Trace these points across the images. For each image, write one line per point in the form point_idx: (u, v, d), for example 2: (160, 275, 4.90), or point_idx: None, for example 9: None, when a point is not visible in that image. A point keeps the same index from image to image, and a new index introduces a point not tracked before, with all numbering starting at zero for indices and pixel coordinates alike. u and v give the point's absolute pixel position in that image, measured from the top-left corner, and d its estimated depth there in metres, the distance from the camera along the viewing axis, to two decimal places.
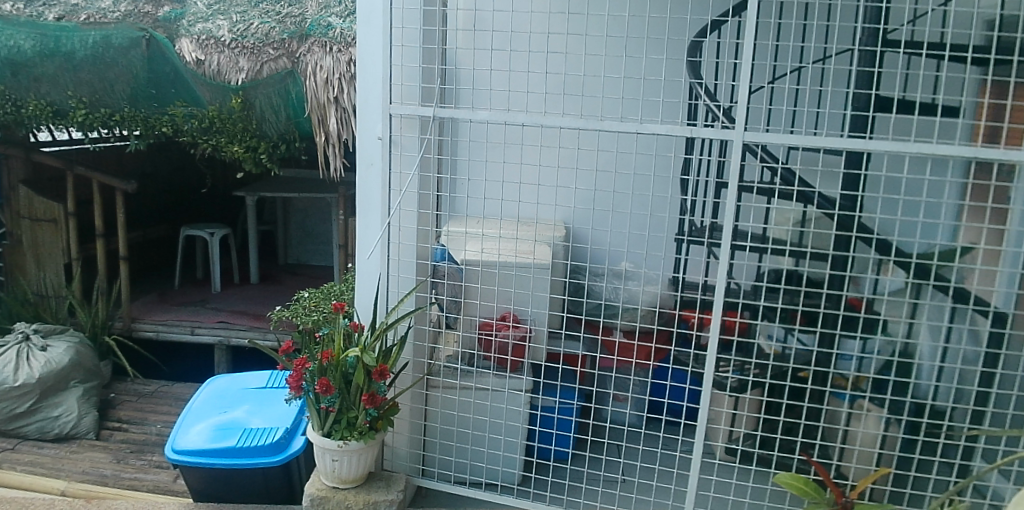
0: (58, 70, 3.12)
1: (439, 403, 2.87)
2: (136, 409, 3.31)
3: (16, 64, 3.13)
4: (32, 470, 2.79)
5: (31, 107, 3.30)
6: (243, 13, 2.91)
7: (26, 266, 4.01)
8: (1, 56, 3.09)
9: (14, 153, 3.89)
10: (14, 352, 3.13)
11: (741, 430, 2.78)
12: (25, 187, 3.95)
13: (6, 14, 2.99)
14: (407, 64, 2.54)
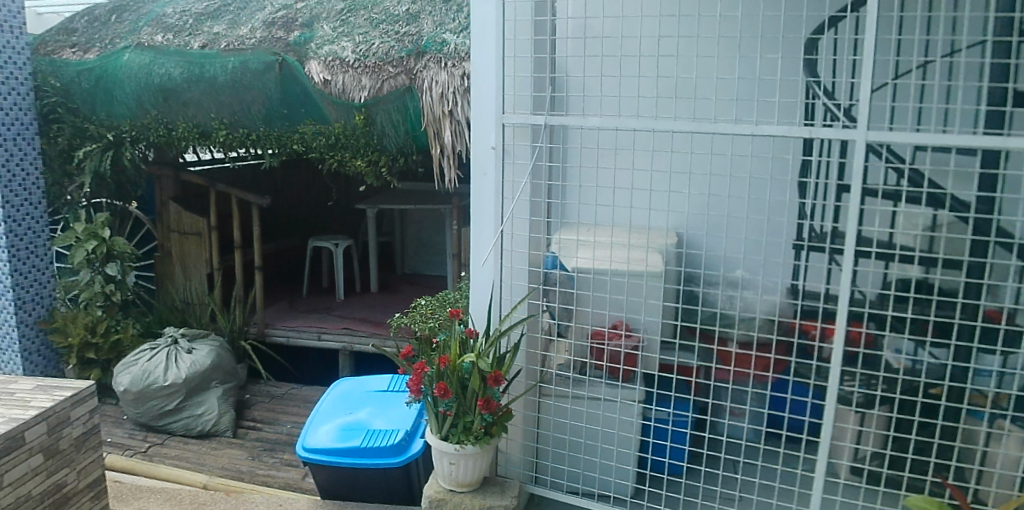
0: (203, 95, 3.37)
1: (551, 410, 2.88)
2: (267, 410, 3.52)
3: (167, 91, 3.41)
4: (178, 464, 3.02)
5: (180, 129, 3.58)
6: (365, 34, 3.11)
7: (175, 275, 4.31)
8: (155, 85, 3.39)
9: (165, 172, 4.31)
10: (165, 354, 3.36)
11: (869, 449, 2.60)
12: (174, 203, 4.31)
13: (159, 46, 3.33)
14: (520, 73, 2.65)
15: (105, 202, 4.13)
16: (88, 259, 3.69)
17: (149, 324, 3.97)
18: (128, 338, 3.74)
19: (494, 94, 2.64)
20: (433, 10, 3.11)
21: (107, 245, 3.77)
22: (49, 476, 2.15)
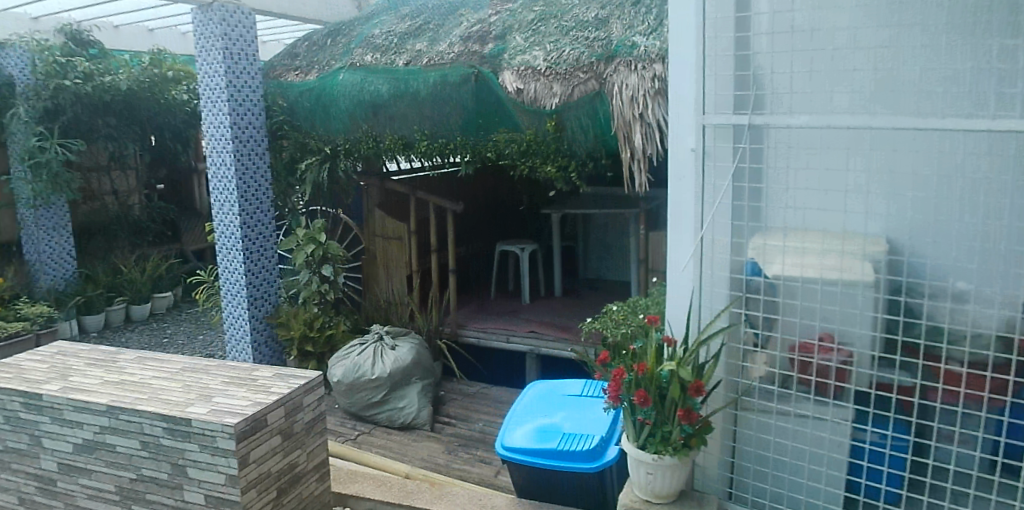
0: (406, 109, 3.55)
1: (750, 423, 2.10)
2: (464, 406, 3.48)
3: (376, 107, 3.60)
4: (383, 451, 3.10)
5: (388, 140, 3.76)
6: (556, 42, 3.16)
7: (378, 277, 4.32)
8: (365, 101, 3.60)
9: (371, 182, 4.23)
10: (372, 349, 3.38)
11: None
12: (379, 211, 4.25)
13: (368, 64, 3.56)
14: (720, 35, 1.88)
15: (326, 209, 4.24)
16: (307, 261, 3.66)
17: (360, 323, 3.93)
18: (340, 334, 3.62)
19: (694, 34, 1.94)
20: (624, 13, 3.12)
21: (324, 248, 3.67)
22: (284, 456, 2.28)
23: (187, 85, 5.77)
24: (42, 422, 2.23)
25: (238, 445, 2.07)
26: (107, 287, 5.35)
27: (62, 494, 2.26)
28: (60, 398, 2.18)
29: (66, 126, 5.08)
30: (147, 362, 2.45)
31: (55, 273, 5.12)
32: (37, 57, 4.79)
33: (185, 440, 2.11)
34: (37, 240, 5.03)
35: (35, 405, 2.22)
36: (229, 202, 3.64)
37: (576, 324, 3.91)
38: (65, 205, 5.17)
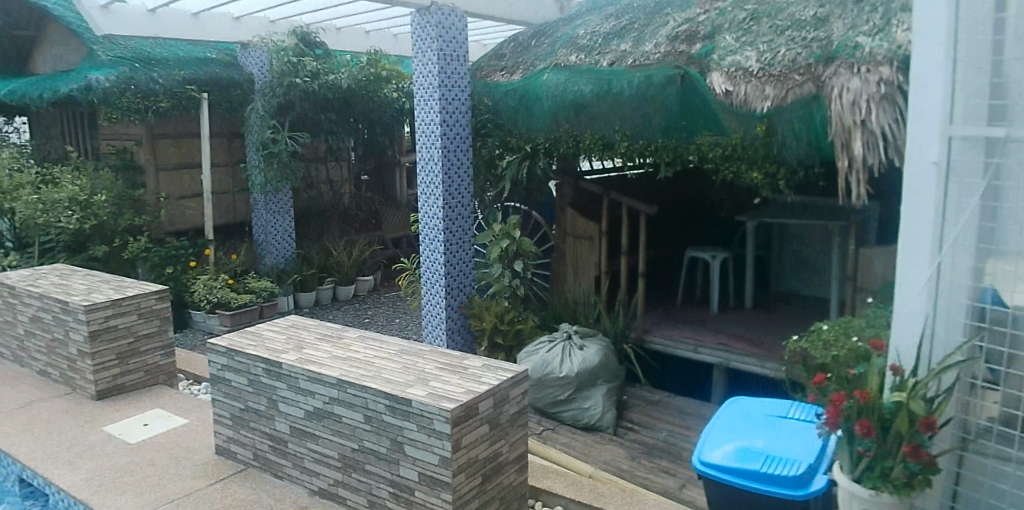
0: (609, 109, 3.55)
1: (983, 468, 1.85)
2: (645, 414, 3.42)
3: (580, 107, 3.65)
4: (567, 449, 3.06)
5: (587, 140, 3.76)
6: (771, 42, 2.96)
7: (566, 276, 4.30)
8: (568, 102, 3.65)
9: (565, 181, 4.27)
10: (561, 348, 3.36)
11: None
12: (572, 210, 4.23)
13: (572, 65, 3.65)
14: (980, 39, 1.74)
15: (519, 206, 4.61)
16: (500, 255, 3.79)
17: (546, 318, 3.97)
18: (528, 329, 3.62)
19: (940, 45, 1.82)
20: (847, 11, 2.81)
21: (517, 243, 3.77)
22: (491, 444, 2.29)
23: (398, 85, 6.01)
24: (279, 388, 2.39)
25: (453, 429, 2.07)
26: (319, 268, 5.82)
27: (291, 455, 2.42)
28: (296, 368, 2.34)
29: (294, 120, 5.59)
30: (369, 341, 2.61)
31: (277, 252, 5.69)
32: (275, 57, 5.36)
33: (406, 418, 2.15)
34: (265, 223, 5.65)
35: (275, 373, 2.40)
36: (435, 196, 3.72)
37: (772, 340, 3.59)
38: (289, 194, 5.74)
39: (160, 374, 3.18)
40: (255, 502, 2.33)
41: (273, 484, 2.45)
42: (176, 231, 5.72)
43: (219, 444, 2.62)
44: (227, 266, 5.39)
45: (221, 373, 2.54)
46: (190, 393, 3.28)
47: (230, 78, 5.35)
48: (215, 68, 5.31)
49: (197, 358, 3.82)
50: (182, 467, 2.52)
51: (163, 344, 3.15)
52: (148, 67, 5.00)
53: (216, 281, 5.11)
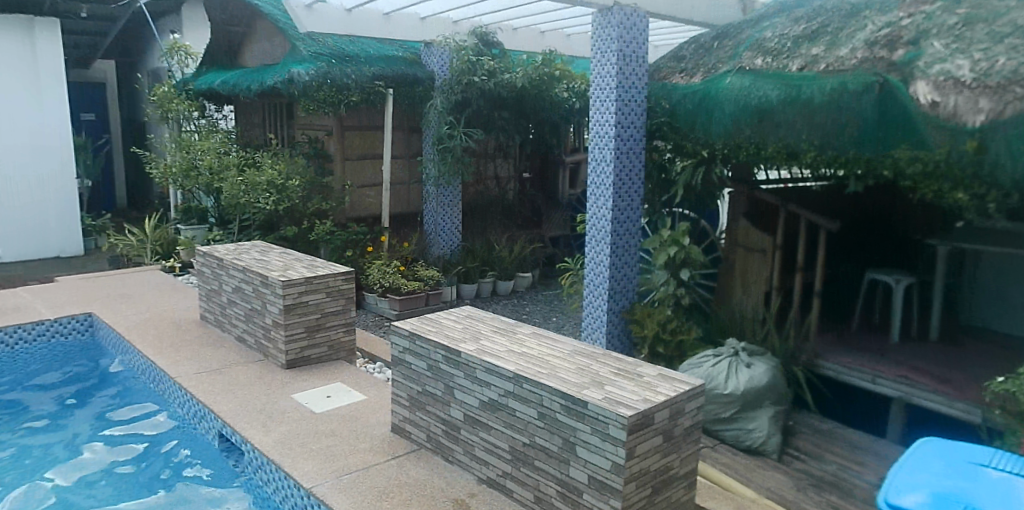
0: (796, 118, 3.37)
1: None
2: (814, 444, 3.27)
3: (762, 113, 3.45)
4: (728, 471, 2.95)
5: (771, 151, 3.64)
6: (988, 50, 2.67)
7: (734, 289, 4.18)
8: (750, 107, 3.46)
9: (740, 189, 4.24)
10: (727, 363, 3.32)
11: None
12: (745, 220, 4.15)
13: (758, 69, 3.50)
14: None
15: (685, 213, 4.40)
16: (668, 262, 3.84)
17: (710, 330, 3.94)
18: (690, 342, 3.68)
19: None
20: None
21: (685, 252, 3.83)
22: (663, 456, 2.21)
23: (568, 85, 6.36)
24: (456, 376, 2.48)
25: (629, 436, 2.00)
26: (483, 262, 6.10)
27: (463, 442, 2.50)
28: (474, 359, 2.41)
29: (469, 116, 6.02)
30: (543, 339, 2.63)
31: (446, 242, 6.15)
32: (457, 55, 5.77)
33: (580, 420, 2.11)
34: (436, 213, 6.10)
35: (453, 361, 2.49)
36: (605, 196, 3.85)
37: (965, 379, 3.35)
38: (459, 187, 6.15)
39: (341, 350, 3.60)
40: (425, 482, 2.44)
41: (444, 467, 2.55)
42: (357, 217, 6.42)
43: (394, 423, 2.79)
44: (400, 252, 5.85)
45: (402, 355, 2.68)
46: (362, 369, 3.70)
47: (414, 75, 5.81)
48: (402, 65, 5.80)
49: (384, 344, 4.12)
50: (361, 441, 2.72)
51: (346, 324, 3.58)
52: (342, 62, 5.55)
53: (388, 266, 5.57)
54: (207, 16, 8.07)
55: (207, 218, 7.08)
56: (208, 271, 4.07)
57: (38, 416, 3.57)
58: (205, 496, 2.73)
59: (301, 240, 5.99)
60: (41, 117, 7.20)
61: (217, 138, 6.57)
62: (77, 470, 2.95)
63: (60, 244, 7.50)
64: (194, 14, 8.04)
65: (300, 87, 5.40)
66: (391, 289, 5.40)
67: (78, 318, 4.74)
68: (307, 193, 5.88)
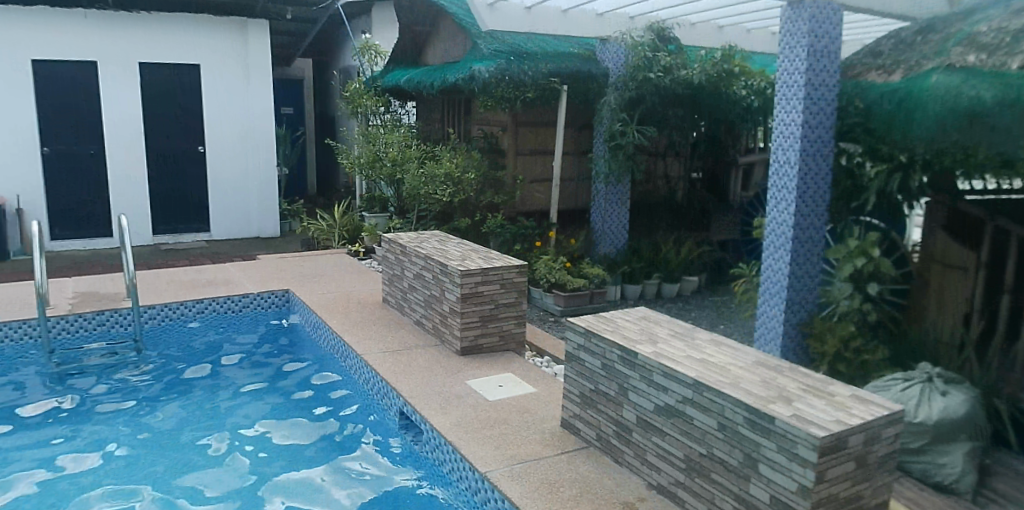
0: (1014, 122, 3.02)
1: None
2: (1015, 488, 2.92)
3: (974, 115, 3.14)
4: (910, 504, 2.73)
5: (982, 157, 3.29)
6: None
7: (925, 310, 3.99)
8: (961, 107, 3.15)
9: (942, 200, 3.98)
10: (919, 390, 3.07)
11: None
12: (944, 232, 3.99)
13: (971, 65, 3.17)
14: None
15: (874, 222, 4.09)
16: (853, 274, 3.78)
17: (898, 352, 3.75)
18: (876, 362, 3.60)
19: None
20: None
21: (875, 264, 3.73)
22: (854, 484, 2.04)
23: (745, 82, 6.40)
24: (631, 377, 2.62)
25: (820, 458, 1.88)
26: (648, 262, 6.53)
27: (635, 445, 2.65)
28: (652, 361, 2.50)
29: (643, 113, 6.38)
30: (724, 348, 2.68)
31: (612, 242, 6.69)
32: (633, 52, 6.22)
33: (765, 436, 2.03)
34: (605, 211, 6.65)
35: (629, 362, 2.63)
36: (787, 200, 3.85)
37: None
38: (628, 187, 6.65)
39: (512, 341, 4.42)
40: (596, 479, 2.67)
41: (612, 467, 2.77)
42: (527, 212, 7.69)
43: (565, 418, 3.14)
44: (567, 249, 6.54)
45: (576, 352, 2.96)
46: (530, 360, 4.49)
47: (588, 72, 6.47)
48: (577, 62, 6.50)
49: (557, 342, 4.92)
50: (535, 432, 3.17)
51: (515, 318, 4.39)
52: (520, 60, 6.34)
53: (555, 262, 6.16)
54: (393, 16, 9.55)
55: (387, 206, 8.46)
56: (392, 257, 5.18)
57: (260, 379, 4.65)
58: (390, 458, 3.53)
59: (473, 231, 7.18)
60: (251, 112, 8.75)
61: (400, 133, 7.80)
62: (296, 426, 3.90)
63: (260, 226, 9.09)
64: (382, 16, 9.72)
65: (481, 83, 6.26)
66: (557, 284, 5.98)
67: (278, 294, 6.00)
68: (480, 187, 7.07)
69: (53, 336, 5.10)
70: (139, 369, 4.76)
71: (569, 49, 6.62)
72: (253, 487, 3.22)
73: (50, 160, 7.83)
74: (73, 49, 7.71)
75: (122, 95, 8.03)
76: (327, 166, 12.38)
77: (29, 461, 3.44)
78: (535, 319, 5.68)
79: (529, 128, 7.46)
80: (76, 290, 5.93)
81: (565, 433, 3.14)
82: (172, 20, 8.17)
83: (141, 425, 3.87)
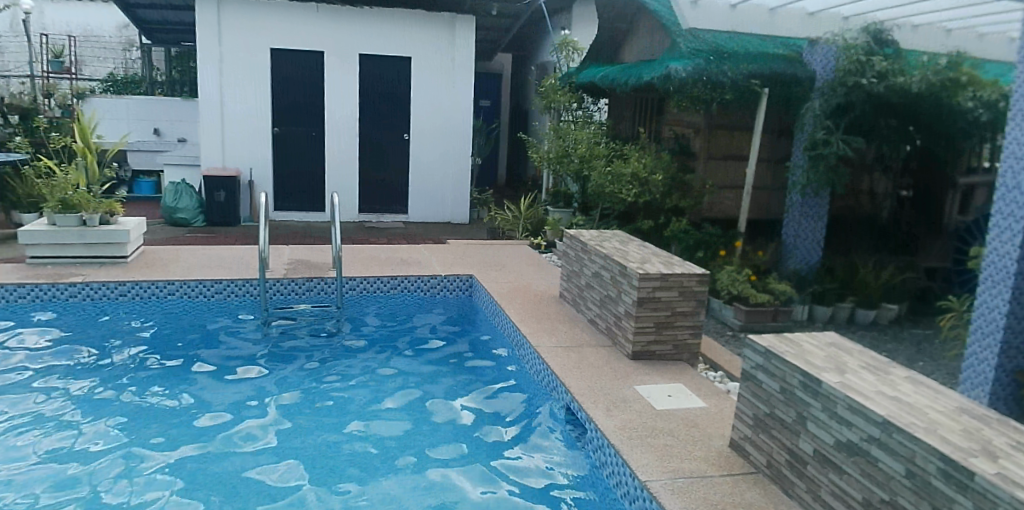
0: None
1: None
2: None
3: None
4: None
5: None
6: None
7: None
8: None
9: None
10: None
11: None
12: None
13: None
14: None
15: None
16: None
17: None
18: None
19: None
20: None
21: None
22: None
23: None
24: (812, 406, 2.57)
25: None
26: (842, 284, 6.07)
27: (807, 478, 2.59)
28: (837, 393, 2.44)
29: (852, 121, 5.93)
30: (924, 390, 2.50)
31: (804, 257, 6.35)
32: (844, 55, 5.78)
33: (961, 493, 1.87)
34: (798, 225, 6.28)
35: (811, 390, 2.58)
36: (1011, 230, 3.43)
37: None
38: (826, 200, 6.24)
39: (686, 351, 4.35)
40: (760, 505, 2.65)
41: (780, 497, 2.72)
42: (713, 218, 7.46)
43: (734, 439, 3.12)
44: (753, 260, 6.29)
45: (753, 370, 2.96)
46: (703, 373, 4.39)
47: (793, 75, 6.10)
48: (781, 63, 6.17)
49: (732, 358, 4.76)
50: (701, 448, 3.16)
51: (691, 328, 4.32)
52: (720, 60, 6.10)
53: (739, 274, 5.87)
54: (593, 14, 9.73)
55: (572, 202, 8.71)
56: (572, 254, 5.35)
57: (441, 358, 5.11)
58: (554, 449, 3.73)
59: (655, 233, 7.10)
60: (453, 104, 9.48)
61: (590, 130, 7.96)
62: (469, 408, 4.26)
63: (453, 212, 9.80)
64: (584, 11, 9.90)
65: (675, 83, 6.02)
66: (738, 297, 5.76)
67: (462, 279, 6.46)
68: (667, 189, 6.84)
69: (272, 295, 6.03)
70: (338, 335, 5.49)
71: (774, 49, 6.28)
72: (431, 459, 3.61)
73: (283, 137, 9.14)
74: (311, 40, 8.94)
75: (346, 83, 9.12)
76: (517, 159, 12.94)
77: (258, 408, 4.16)
78: (712, 331, 5.57)
79: (724, 130, 7.25)
80: (294, 257, 6.88)
81: (733, 453, 3.11)
82: (394, 15, 9.12)
83: (340, 388, 4.50)
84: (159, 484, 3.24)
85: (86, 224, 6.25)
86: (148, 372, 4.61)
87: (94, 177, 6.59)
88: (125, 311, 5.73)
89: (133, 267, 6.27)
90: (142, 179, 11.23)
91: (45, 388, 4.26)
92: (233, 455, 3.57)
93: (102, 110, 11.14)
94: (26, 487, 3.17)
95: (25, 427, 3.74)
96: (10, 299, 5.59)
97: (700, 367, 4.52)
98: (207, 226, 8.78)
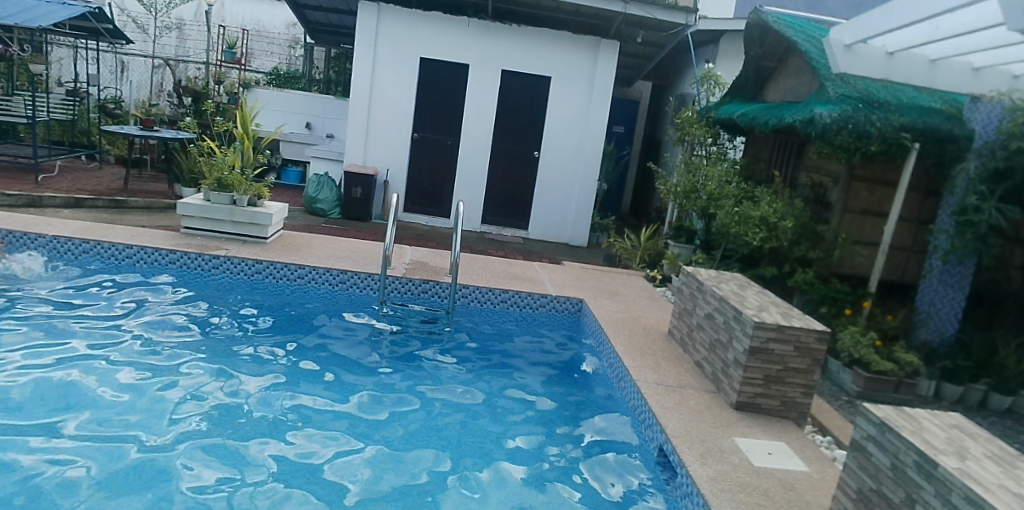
0: None
1: None
2: None
3: None
4: None
5: None
6: None
7: None
8: None
9: None
10: None
11: None
12: None
13: None
14: None
15: None
16: None
17: None
18: None
19: None
20: None
21: None
22: None
23: None
24: (924, 489, 2.41)
25: None
26: (977, 365, 5.55)
27: None
28: (954, 479, 2.28)
29: (1011, 189, 5.43)
30: None
31: (937, 328, 5.85)
32: (1010, 116, 5.37)
33: None
34: (935, 293, 5.83)
35: (926, 471, 2.43)
36: None
37: None
38: (972, 268, 5.73)
39: (793, 410, 4.19)
40: None
41: None
42: (845, 273, 7.06)
43: None
44: (879, 324, 5.91)
45: (864, 441, 2.82)
46: (810, 436, 4.18)
47: (949, 131, 5.82)
48: (937, 119, 5.88)
49: (844, 425, 4.49)
50: None
51: (802, 387, 4.15)
52: (869, 108, 5.81)
53: (863, 337, 5.50)
54: (742, 46, 9.60)
55: (694, 238, 8.50)
56: (687, 291, 5.28)
57: (538, 374, 5.29)
58: (639, 485, 3.74)
59: (777, 281, 6.81)
60: (586, 125, 9.66)
61: (723, 167, 7.78)
62: (563, 426, 4.40)
63: (572, 234, 9.92)
64: (733, 44, 9.69)
65: (819, 128, 5.79)
66: (859, 361, 5.38)
67: (572, 301, 6.53)
68: (797, 237, 6.54)
69: (390, 290, 6.44)
70: (445, 335, 5.82)
71: (931, 103, 6.07)
72: (521, 472, 3.76)
73: (420, 142, 9.71)
74: (458, 52, 9.45)
75: (484, 93, 9.56)
76: (642, 190, 12.95)
77: (369, 393, 4.55)
78: (825, 393, 5.21)
79: (865, 184, 6.85)
80: (414, 258, 7.29)
81: None
82: (538, 34, 9.45)
83: (443, 386, 4.81)
84: (266, 464, 3.52)
85: (236, 204, 7.01)
86: (270, 353, 4.98)
87: (247, 160, 7.29)
88: (262, 288, 6.34)
89: (270, 247, 6.92)
90: (290, 168, 12.31)
91: (188, 353, 4.79)
92: (340, 444, 3.82)
93: (263, 100, 12.36)
94: (154, 449, 3.54)
95: (163, 391, 4.17)
96: (168, 264, 6.38)
97: (807, 429, 4.30)
98: (340, 219, 9.51)
